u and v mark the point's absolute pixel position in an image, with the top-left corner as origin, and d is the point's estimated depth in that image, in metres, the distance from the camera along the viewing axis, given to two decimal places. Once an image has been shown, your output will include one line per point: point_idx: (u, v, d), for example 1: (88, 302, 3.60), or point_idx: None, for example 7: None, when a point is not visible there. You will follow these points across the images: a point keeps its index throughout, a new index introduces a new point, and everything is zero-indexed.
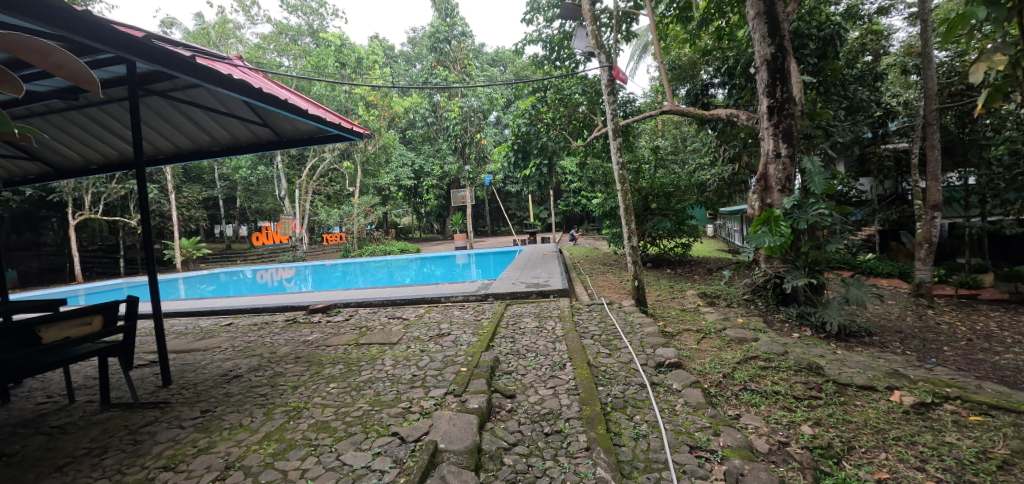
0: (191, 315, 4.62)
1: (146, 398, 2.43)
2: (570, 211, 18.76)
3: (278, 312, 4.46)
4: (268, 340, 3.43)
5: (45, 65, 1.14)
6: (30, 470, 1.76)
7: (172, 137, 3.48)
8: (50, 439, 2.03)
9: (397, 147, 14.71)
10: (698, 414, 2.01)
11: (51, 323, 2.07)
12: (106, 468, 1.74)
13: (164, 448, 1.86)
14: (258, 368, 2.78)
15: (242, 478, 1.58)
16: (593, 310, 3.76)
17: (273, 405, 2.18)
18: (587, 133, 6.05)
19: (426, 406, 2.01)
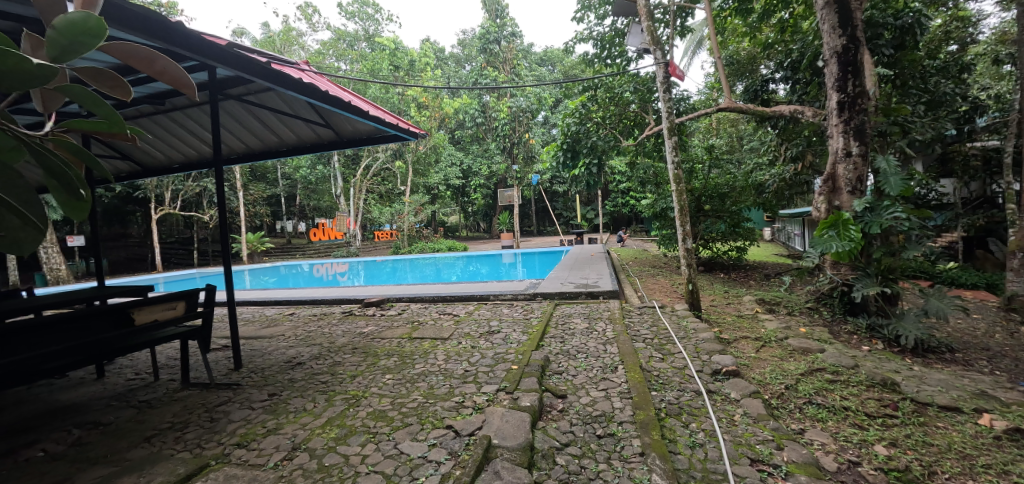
0: (258, 304, 4.96)
1: (220, 379, 2.62)
2: (619, 212, 18.47)
3: (335, 304, 4.69)
4: (327, 331, 3.61)
5: (151, 71, 1.29)
6: (123, 439, 1.95)
7: (244, 138, 3.75)
8: (140, 412, 2.25)
9: (445, 147, 15.04)
10: (760, 427, 1.91)
11: (142, 306, 2.27)
12: (187, 441, 1.89)
13: (237, 427, 1.99)
14: (319, 357, 2.92)
15: (308, 459, 1.67)
16: (644, 313, 3.67)
17: (334, 393, 2.29)
18: (638, 132, 5.93)
19: (479, 402, 2.04)
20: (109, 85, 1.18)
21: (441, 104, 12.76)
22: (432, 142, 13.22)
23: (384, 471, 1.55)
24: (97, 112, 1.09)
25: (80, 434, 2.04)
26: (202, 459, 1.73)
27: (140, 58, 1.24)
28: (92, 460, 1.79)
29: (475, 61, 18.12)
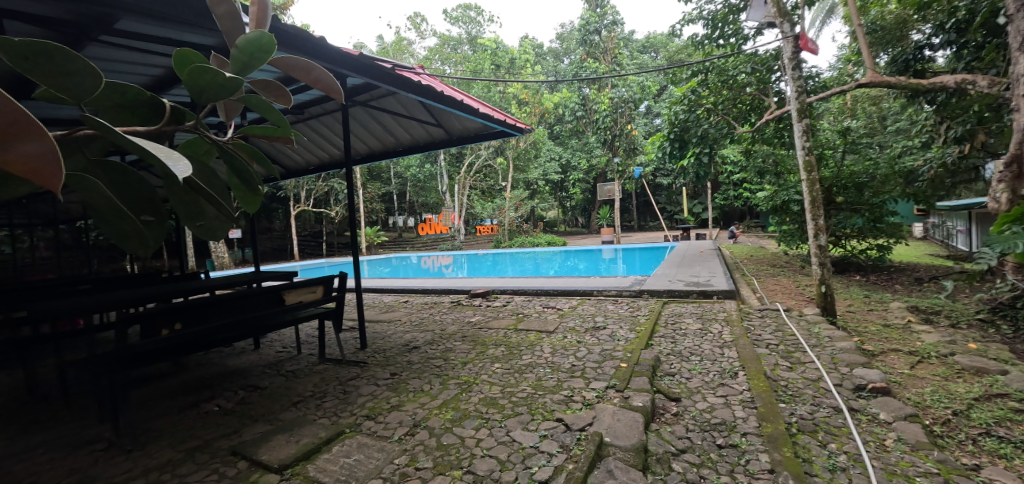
0: (377, 292, 5.48)
1: (349, 357, 2.95)
2: (730, 205, 17.15)
3: (440, 295, 4.98)
4: (438, 318, 3.89)
5: (308, 79, 1.47)
6: (277, 402, 2.30)
7: (367, 141, 4.17)
8: (289, 380, 2.63)
9: (543, 142, 15.42)
10: (920, 456, 1.62)
11: (290, 288, 2.64)
12: (326, 409, 2.17)
13: (366, 400, 2.23)
14: (432, 342, 3.15)
15: (428, 436, 1.81)
16: (766, 316, 3.34)
17: (448, 377, 2.44)
18: (756, 117, 5.39)
19: (588, 398, 2.03)
20: (274, 94, 1.42)
21: (540, 97, 13.10)
22: (532, 137, 13.62)
23: (499, 457, 1.61)
24: (268, 117, 1.30)
25: (246, 393, 2.48)
26: (339, 426, 1.98)
27: (299, 70, 1.44)
28: (254, 418, 2.15)
29: (574, 53, 18.14)
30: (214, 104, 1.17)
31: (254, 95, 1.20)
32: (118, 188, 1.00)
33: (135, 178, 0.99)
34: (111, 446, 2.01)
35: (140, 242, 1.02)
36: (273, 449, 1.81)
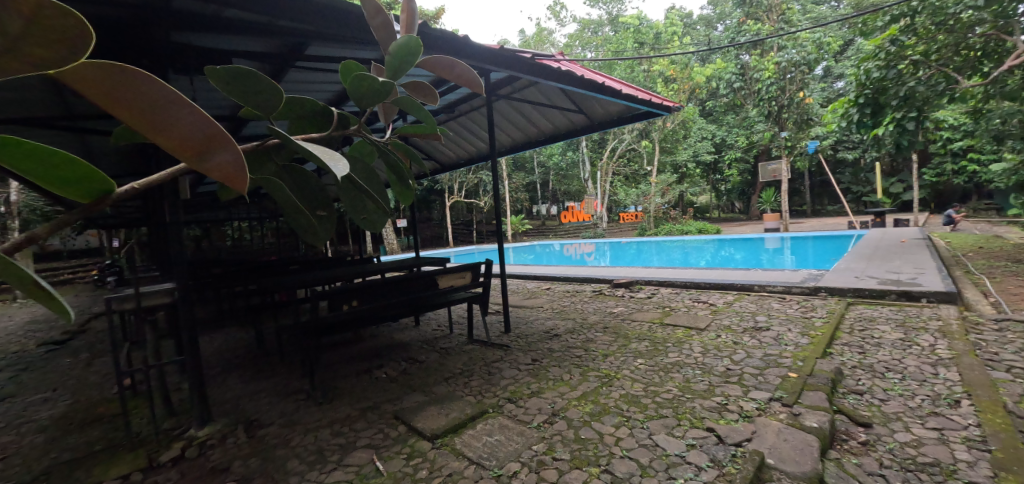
0: (535, 279, 6.39)
1: (491, 340, 3.61)
2: (942, 180, 14.11)
3: (587, 301, 5.25)
4: (577, 307, 4.78)
5: (451, 76, 1.59)
6: (433, 376, 3.08)
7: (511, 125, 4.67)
8: (440, 357, 3.44)
9: (693, 122, 16.78)
10: None
11: (443, 274, 3.23)
12: (470, 388, 2.76)
13: (508, 383, 2.85)
14: (571, 332, 3.84)
15: (565, 429, 2.15)
16: (1006, 330, 2.84)
17: (586, 369, 2.94)
18: (988, 64, 4.99)
19: (746, 409, 2.09)
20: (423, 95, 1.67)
21: (690, 73, 13.75)
22: (680, 117, 14.74)
23: (655, 467, 1.76)
24: (418, 115, 1.51)
25: (406, 366, 3.28)
26: (481, 406, 2.47)
27: (443, 67, 1.57)
28: (412, 388, 2.86)
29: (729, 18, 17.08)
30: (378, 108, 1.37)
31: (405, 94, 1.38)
32: (300, 185, 1.21)
33: (311, 176, 1.20)
34: (310, 397, 2.83)
35: (315, 233, 1.20)
36: (427, 418, 2.43)
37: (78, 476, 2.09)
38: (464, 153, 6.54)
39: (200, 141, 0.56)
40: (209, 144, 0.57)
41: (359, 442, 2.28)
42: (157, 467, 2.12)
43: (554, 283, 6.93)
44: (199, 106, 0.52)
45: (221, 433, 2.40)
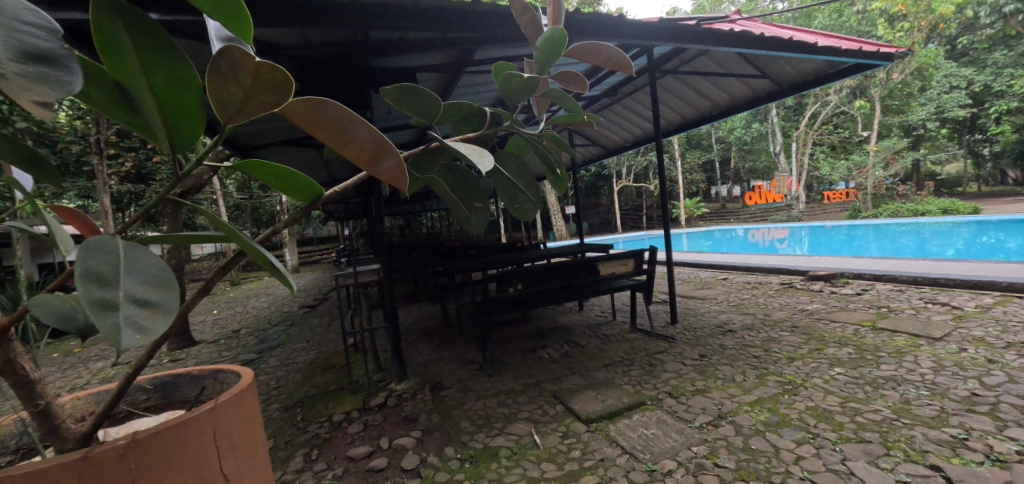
0: (741, 268, 6.68)
1: (656, 330, 3.89)
2: None
3: (768, 303, 4.60)
4: (762, 302, 4.65)
5: (598, 60, 1.60)
6: (594, 361, 3.30)
7: None
8: (601, 343, 3.69)
9: (936, 71, 14.31)
10: None
11: (605, 261, 3.33)
12: (630, 377, 2.96)
13: (671, 377, 2.91)
14: (750, 328, 3.78)
15: (732, 434, 2.20)
16: None
17: (767, 372, 2.89)
18: None
19: (1002, 451, 1.83)
20: (572, 84, 1.74)
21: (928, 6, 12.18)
22: (915, 66, 12.79)
23: None
24: (566, 105, 1.62)
25: (568, 349, 3.62)
26: (640, 397, 2.66)
27: (590, 53, 1.60)
28: (572, 370, 3.14)
29: None
30: (526, 100, 1.52)
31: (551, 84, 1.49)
32: (459, 182, 1.38)
33: (467, 173, 1.35)
34: (482, 369, 3.26)
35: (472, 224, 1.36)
36: (584, 401, 2.63)
37: (321, 406, 2.88)
38: (627, 138, 6.59)
39: (372, 149, 0.87)
40: (378, 151, 0.87)
41: (519, 413, 2.59)
42: (369, 409, 2.76)
43: (728, 277, 6.33)
44: (364, 119, 0.80)
45: (413, 389, 2.98)
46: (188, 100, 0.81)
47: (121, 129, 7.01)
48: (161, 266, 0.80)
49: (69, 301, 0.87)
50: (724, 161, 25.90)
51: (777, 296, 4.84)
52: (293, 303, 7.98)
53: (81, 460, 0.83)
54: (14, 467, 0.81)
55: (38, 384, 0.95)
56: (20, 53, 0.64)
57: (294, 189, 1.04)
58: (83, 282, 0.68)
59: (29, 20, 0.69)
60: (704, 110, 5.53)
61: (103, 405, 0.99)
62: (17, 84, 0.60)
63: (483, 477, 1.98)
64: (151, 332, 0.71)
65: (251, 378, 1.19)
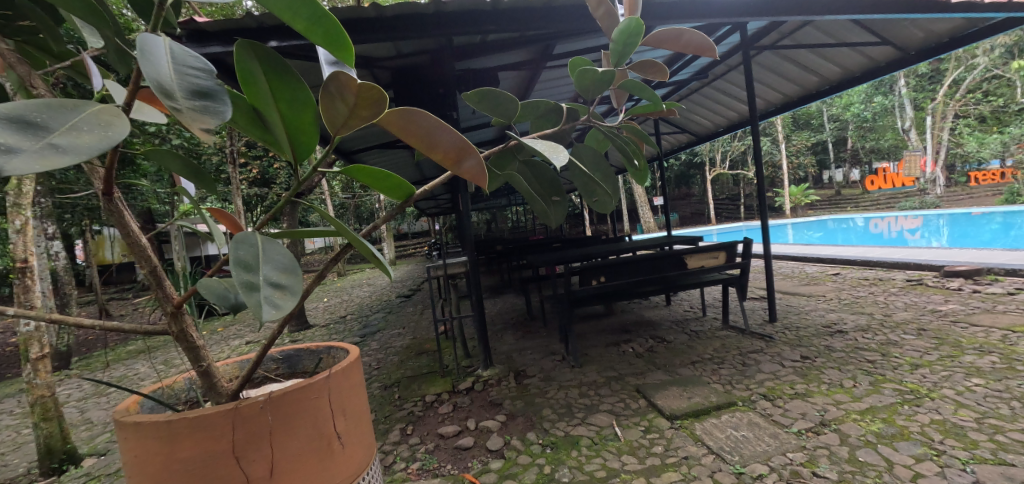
0: (855, 263, 5.96)
1: (753, 329, 3.63)
2: None
3: (890, 302, 4.04)
4: (880, 300, 4.12)
5: (678, 46, 1.56)
6: (679, 357, 3.20)
7: None
8: (689, 340, 3.54)
9: None
10: None
11: (692, 254, 3.23)
12: (719, 376, 2.81)
13: (766, 378, 2.72)
14: (863, 329, 3.39)
15: (836, 443, 2.01)
16: None
17: (882, 378, 2.58)
18: None
19: None
20: (651, 72, 1.71)
21: None
22: None
23: None
24: (644, 95, 1.60)
25: (653, 344, 3.53)
26: (730, 397, 2.53)
27: (669, 39, 1.55)
28: (656, 366, 3.08)
29: None
30: (602, 93, 1.53)
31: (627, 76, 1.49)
32: (537, 176, 1.45)
33: (544, 168, 1.43)
34: (565, 360, 3.33)
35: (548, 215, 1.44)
36: (668, 397, 2.58)
37: (416, 387, 3.16)
38: (719, 123, 6.15)
39: (455, 151, 0.96)
40: (460, 153, 0.96)
41: (600, 405, 2.61)
42: (458, 392, 2.98)
43: (840, 272, 5.64)
44: (448, 126, 0.89)
45: (498, 376, 3.14)
46: (308, 119, 0.89)
47: (252, 143, 8.24)
48: (286, 255, 0.94)
49: (223, 284, 1.04)
50: (837, 141, 22.85)
51: (902, 295, 4.22)
52: (389, 293, 8.75)
53: (233, 410, 0.96)
54: (190, 413, 0.96)
55: (202, 349, 1.13)
56: (190, 91, 0.76)
57: (388, 189, 1.18)
58: (235, 266, 0.83)
59: (193, 64, 0.81)
60: (811, 87, 4.97)
61: (247, 368, 1.16)
62: (189, 117, 0.72)
63: (563, 463, 2.05)
64: (283, 309, 0.83)
65: (359, 353, 1.30)
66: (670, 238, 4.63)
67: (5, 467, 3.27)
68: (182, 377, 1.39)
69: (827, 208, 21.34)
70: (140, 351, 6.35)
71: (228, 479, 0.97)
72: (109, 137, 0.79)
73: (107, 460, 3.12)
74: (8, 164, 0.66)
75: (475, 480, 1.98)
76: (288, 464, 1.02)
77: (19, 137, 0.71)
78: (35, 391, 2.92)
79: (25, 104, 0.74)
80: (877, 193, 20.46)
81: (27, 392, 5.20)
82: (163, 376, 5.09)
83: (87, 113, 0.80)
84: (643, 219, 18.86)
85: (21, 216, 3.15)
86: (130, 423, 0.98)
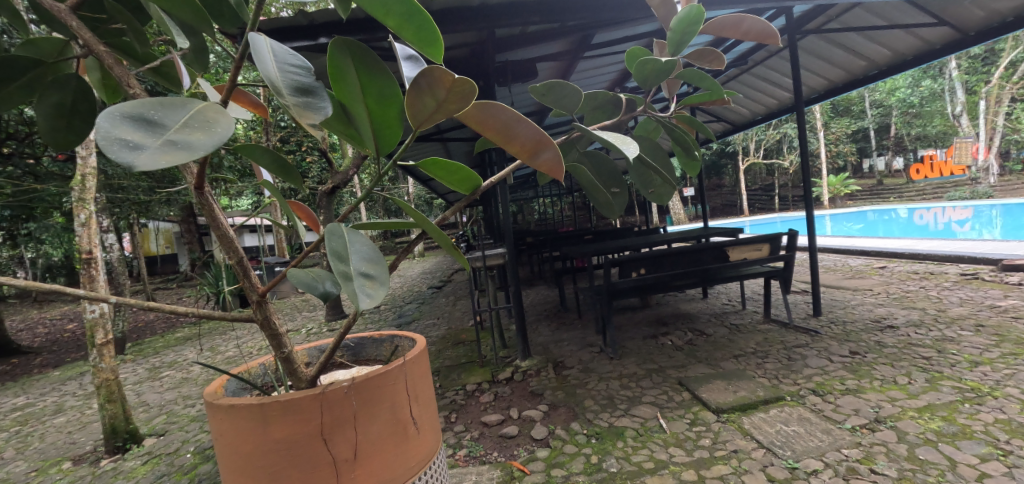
0: (903, 257, 5.70)
1: (797, 323, 3.54)
2: None
3: (944, 297, 3.86)
4: (932, 295, 3.95)
5: (738, 33, 1.50)
6: (722, 350, 3.17)
7: None
8: (730, 333, 3.49)
9: None
10: None
11: (734, 246, 3.18)
12: (765, 370, 2.77)
13: (814, 374, 2.66)
14: (915, 325, 3.26)
15: (894, 440, 1.95)
16: None
17: (939, 375, 2.48)
18: None
19: None
20: (707, 60, 1.66)
21: None
22: None
23: None
24: (702, 83, 1.57)
25: (692, 337, 3.50)
26: (778, 391, 2.48)
27: (729, 27, 1.50)
28: (697, 359, 3.05)
29: None
30: (659, 84, 1.50)
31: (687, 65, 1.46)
32: (597, 166, 1.51)
33: (605, 159, 1.47)
34: (603, 352, 3.34)
35: (611, 207, 1.48)
36: (712, 391, 2.56)
37: (456, 376, 3.23)
38: (758, 111, 5.97)
39: (531, 144, 0.96)
40: (537, 146, 0.95)
41: (641, 397, 2.61)
42: (498, 382, 3.03)
43: (886, 266, 5.41)
44: (527, 119, 0.89)
45: (536, 367, 3.18)
46: (393, 114, 0.91)
47: (288, 139, 8.49)
48: (372, 247, 0.94)
49: (310, 275, 1.12)
50: (879, 127, 21.76)
51: (957, 289, 4.03)
52: (420, 284, 8.90)
53: (320, 395, 1.00)
54: (282, 395, 1.01)
55: (283, 336, 1.18)
56: (293, 88, 0.79)
57: (458, 182, 1.16)
58: (331, 256, 0.83)
59: (293, 61, 0.84)
60: (858, 72, 4.76)
61: (325, 353, 1.21)
62: (296, 113, 0.75)
63: (610, 454, 2.06)
64: (375, 298, 0.83)
65: (426, 342, 1.34)
66: (707, 230, 4.58)
67: (75, 444, 3.52)
68: (258, 363, 1.45)
69: (867, 199, 20.38)
70: (187, 339, 6.68)
71: (316, 460, 1.01)
72: (218, 133, 0.73)
73: (167, 440, 3.30)
74: (135, 160, 0.63)
75: (524, 469, 2.01)
76: (370, 446, 1.07)
77: (141, 133, 0.67)
78: (101, 375, 3.10)
79: (140, 101, 0.71)
80: (922, 183, 19.40)
81: (89, 375, 5.56)
82: (210, 363, 5.34)
83: (194, 111, 0.75)
84: (671, 212, 18.49)
85: (86, 210, 3.35)
86: (226, 406, 1.03)
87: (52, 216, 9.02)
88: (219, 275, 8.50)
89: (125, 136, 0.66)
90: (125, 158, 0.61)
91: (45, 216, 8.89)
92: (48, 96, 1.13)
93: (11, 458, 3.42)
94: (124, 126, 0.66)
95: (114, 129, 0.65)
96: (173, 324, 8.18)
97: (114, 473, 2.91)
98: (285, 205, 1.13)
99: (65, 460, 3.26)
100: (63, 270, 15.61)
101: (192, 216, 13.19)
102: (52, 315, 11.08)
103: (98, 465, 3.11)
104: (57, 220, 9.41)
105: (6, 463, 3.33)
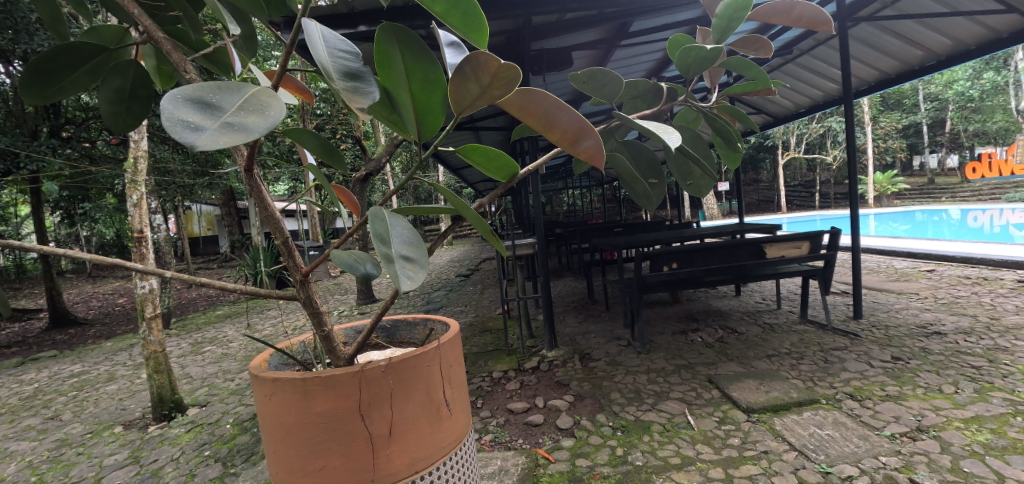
0: (952, 260, 5.39)
1: (836, 325, 3.41)
2: None
3: (998, 304, 3.63)
4: (984, 302, 3.71)
5: (788, 20, 1.42)
6: (754, 349, 3.10)
7: None
8: (763, 332, 3.40)
9: None
10: None
11: (772, 243, 3.09)
12: (800, 372, 2.69)
13: (852, 378, 2.56)
14: (964, 333, 3.07)
15: (936, 450, 1.86)
16: None
17: (989, 386, 2.34)
18: None
19: None
20: (754, 48, 1.59)
21: None
22: None
23: None
24: (747, 73, 1.51)
25: (723, 335, 3.43)
26: (813, 394, 2.41)
27: (779, 13, 1.42)
28: (729, 357, 2.99)
29: None
30: (702, 73, 1.46)
31: (733, 53, 1.39)
32: (637, 157, 1.50)
33: (644, 149, 1.46)
34: (631, 345, 3.32)
35: (648, 196, 1.48)
36: (744, 390, 2.50)
37: (483, 363, 3.29)
38: (802, 102, 5.70)
39: (573, 132, 0.94)
40: (579, 133, 0.94)
41: (668, 393, 2.58)
42: (524, 370, 3.06)
43: (935, 270, 5.13)
44: (567, 106, 0.88)
45: (562, 358, 3.19)
46: (436, 99, 0.92)
47: (323, 126, 8.73)
48: (412, 231, 0.95)
49: (351, 257, 1.15)
50: (934, 122, 20.43)
51: (1014, 296, 3.78)
52: (447, 272, 9.03)
53: (359, 373, 1.03)
54: (320, 372, 1.04)
55: (324, 315, 1.22)
56: (343, 73, 0.81)
57: (495, 169, 1.16)
58: (374, 238, 0.84)
59: (342, 46, 0.87)
60: (914, 62, 4.47)
61: (362, 334, 1.24)
62: (346, 98, 0.77)
63: (635, 447, 2.06)
64: (416, 281, 0.84)
65: (460, 327, 1.37)
66: (743, 224, 4.46)
67: (125, 411, 3.77)
68: (298, 341, 1.51)
69: (915, 198, 19.27)
70: (227, 317, 7.03)
71: (354, 434, 1.05)
72: (271, 116, 0.76)
73: (207, 411, 3.48)
74: (196, 141, 0.65)
75: (549, 457, 2.04)
76: (404, 425, 1.10)
77: (201, 116, 0.70)
78: (150, 347, 3.31)
79: (199, 85, 0.73)
80: (979, 183, 18.10)
81: (137, 347, 5.94)
82: (249, 340, 5.62)
83: (249, 95, 0.77)
84: (704, 207, 18.01)
85: (138, 191, 3.53)
86: (270, 380, 1.08)
87: (105, 197, 9.59)
88: (257, 258, 8.90)
89: (186, 118, 0.68)
90: (187, 139, 0.64)
91: (99, 197, 9.46)
92: (109, 82, 1.19)
93: (69, 420, 3.71)
94: (185, 108, 0.69)
95: (176, 111, 0.67)
96: (214, 302, 8.61)
97: (161, 439, 3.11)
98: (328, 190, 1.16)
99: (117, 424, 3.51)
100: (115, 248, 16.69)
101: (232, 199, 13.78)
102: (105, 290, 11.88)
103: (146, 430, 3.32)
104: (109, 202, 9.98)
105: (65, 425, 3.61)
